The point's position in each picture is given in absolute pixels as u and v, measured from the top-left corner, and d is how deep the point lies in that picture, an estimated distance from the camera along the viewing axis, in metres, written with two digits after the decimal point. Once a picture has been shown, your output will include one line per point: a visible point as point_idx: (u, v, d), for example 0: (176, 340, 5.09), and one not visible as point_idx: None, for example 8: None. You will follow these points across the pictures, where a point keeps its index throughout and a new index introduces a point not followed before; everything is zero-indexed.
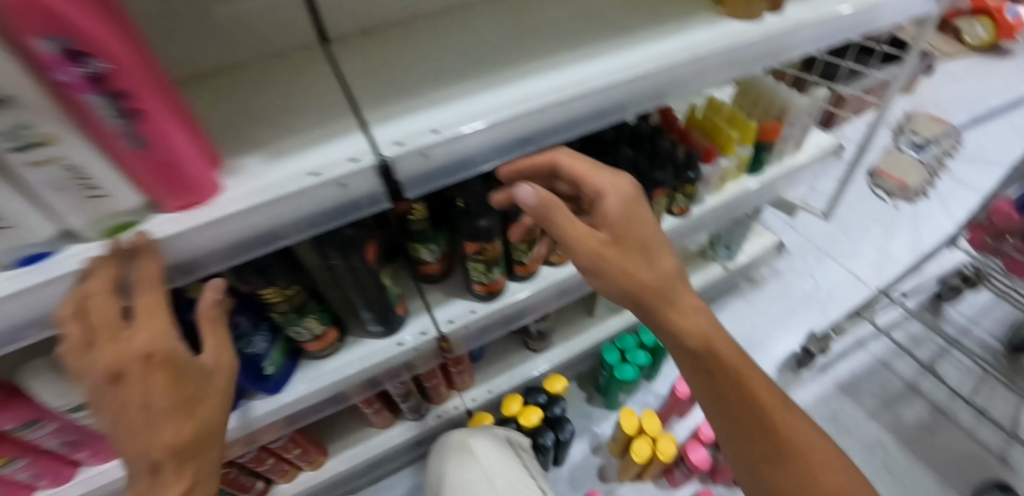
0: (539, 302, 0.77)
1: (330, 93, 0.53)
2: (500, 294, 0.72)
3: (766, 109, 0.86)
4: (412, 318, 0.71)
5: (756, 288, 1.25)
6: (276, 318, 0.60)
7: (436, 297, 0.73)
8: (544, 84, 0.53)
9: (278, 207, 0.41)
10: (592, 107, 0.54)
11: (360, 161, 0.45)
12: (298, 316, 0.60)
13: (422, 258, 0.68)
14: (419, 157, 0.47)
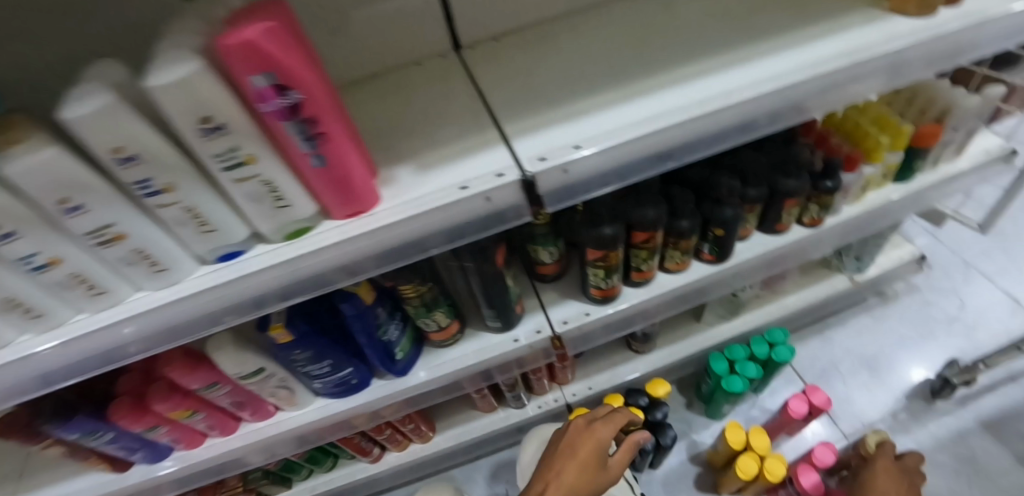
0: (650, 309, 0.77)
1: (465, 108, 0.55)
2: (615, 299, 0.72)
3: (919, 110, 0.76)
4: (526, 315, 0.73)
5: (887, 306, 1.14)
6: (409, 310, 0.64)
7: (550, 297, 0.75)
8: (689, 96, 0.52)
9: (431, 206, 0.46)
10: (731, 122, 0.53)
11: (507, 175, 0.47)
12: (430, 309, 0.64)
13: (541, 258, 0.70)
14: (561, 172, 0.47)
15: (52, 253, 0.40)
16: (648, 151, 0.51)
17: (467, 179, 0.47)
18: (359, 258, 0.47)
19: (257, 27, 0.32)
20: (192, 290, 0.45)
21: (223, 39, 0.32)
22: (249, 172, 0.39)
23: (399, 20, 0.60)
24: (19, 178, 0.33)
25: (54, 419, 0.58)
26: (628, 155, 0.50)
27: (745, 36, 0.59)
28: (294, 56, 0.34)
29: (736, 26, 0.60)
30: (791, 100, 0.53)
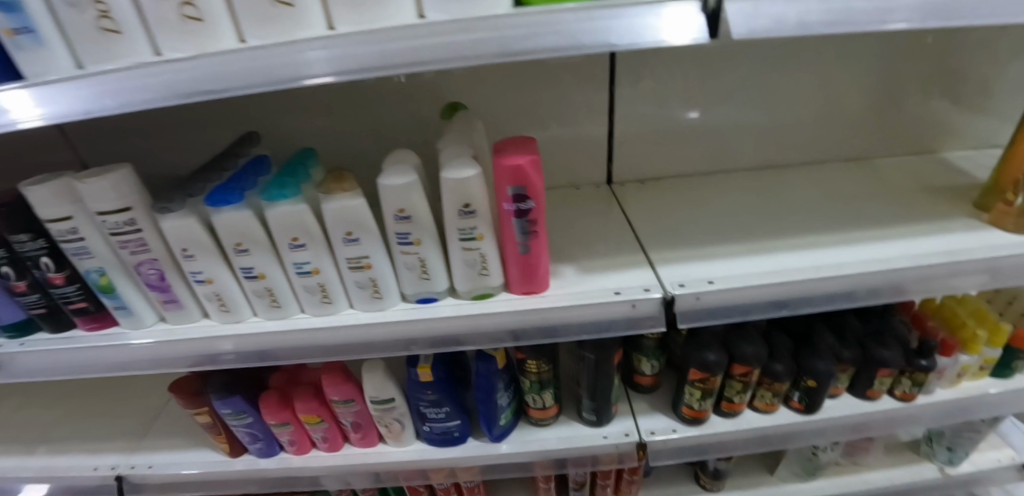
0: (733, 443, 0.80)
1: (618, 233, 0.71)
2: (703, 424, 0.77)
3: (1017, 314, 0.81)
4: (617, 417, 0.79)
5: None
6: (524, 384, 0.73)
7: (641, 406, 0.81)
8: (807, 261, 0.63)
9: (589, 301, 0.58)
10: (842, 289, 0.61)
11: (652, 291, 0.59)
12: (541, 388, 0.73)
13: (640, 370, 0.79)
14: (694, 298, 0.59)
15: (316, 264, 0.55)
16: (763, 299, 0.60)
17: (623, 287, 0.60)
18: (523, 328, 0.59)
19: (526, 159, 0.50)
20: (388, 319, 0.58)
21: (503, 161, 0.50)
22: (474, 244, 0.54)
23: (576, 153, 0.81)
24: (332, 211, 0.52)
25: (219, 391, 0.70)
26: (749, 296, 0.60)
27: (850, 219, 0.72)
28: (540, 177, 0.51)
29: (844, 214, 0.74)
30: (895, 283, 0.62)
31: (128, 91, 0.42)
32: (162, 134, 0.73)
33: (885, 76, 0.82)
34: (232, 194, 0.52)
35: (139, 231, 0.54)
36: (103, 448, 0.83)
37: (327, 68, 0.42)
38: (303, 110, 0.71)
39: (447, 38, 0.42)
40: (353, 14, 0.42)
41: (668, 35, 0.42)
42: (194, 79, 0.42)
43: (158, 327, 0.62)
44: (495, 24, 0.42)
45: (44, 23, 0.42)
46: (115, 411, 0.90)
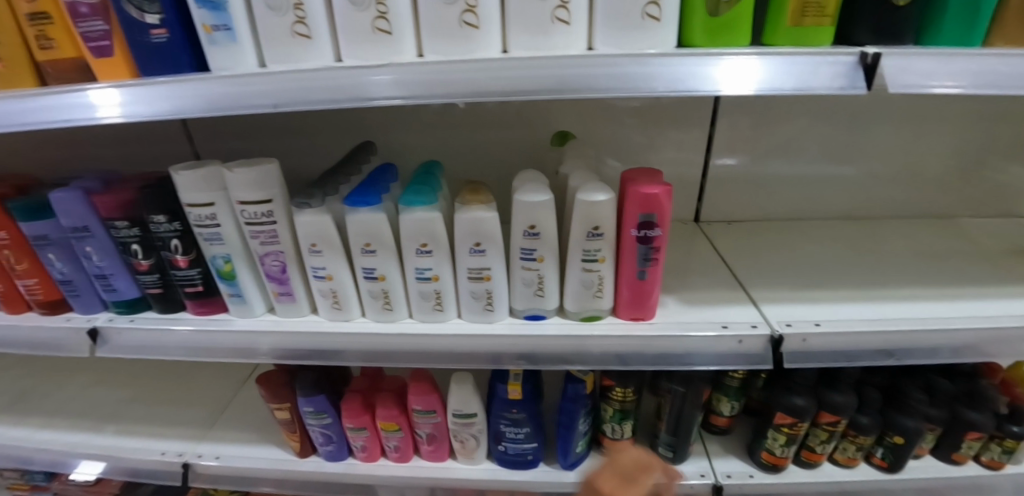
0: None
1: (711, 270, 0.72)
2: (781, 472, 0.75)
3: None
4: (691, 457, 0.78)
5: None
6: (604, 412, 0.73)
7: (714, 448, 0.80)
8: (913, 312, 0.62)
9: (698, 332, 0.58)
10: (952, 345, 0.60)
11: (759, 328, 0.59)
12: (622, 418, 0.72)
13: (719, 409, 0.78)
14: (801, 339, 0.58)
15: (436, 271, 0.56)
16: (868, 346, 0.60)
17: (730, 321, 0.60)
18: (629, 353, 0.59)
19: (661, 189, 0.51)
20: (495, 332, 0.58)
21: (638, 188, 0.52)
22: (594, 265, 0.56)
23: None
24: (464, 222, 0.53)
25: (305, 388, 0.70)
26: (854, 342, 0.59)
27: (942, 274, 0.72)
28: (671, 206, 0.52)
29: (935, 269, 0.74)
30: (1011, 343, 0.60)
31: (308, 91, 0.45)
32: (281, 136, 0.77)
33: (973, 141, 0.84)
34: (370, 195, 0.54)
35: (273, 222, 0.56)
36: (170, 434, 0.84)
37: (394, 92, 0.44)
38: (415, 127, 0.75)
39: (611, 68, 0.44)
40: (529, 38, 0.45)
41: (723, 86, 0.44)
42: (274, 92, 0.46)
43: (265, 318, 0.64)
44: (649, 62, 0.44)
45: (242, 22, 0.46)
46: (183, 399, 0.91)
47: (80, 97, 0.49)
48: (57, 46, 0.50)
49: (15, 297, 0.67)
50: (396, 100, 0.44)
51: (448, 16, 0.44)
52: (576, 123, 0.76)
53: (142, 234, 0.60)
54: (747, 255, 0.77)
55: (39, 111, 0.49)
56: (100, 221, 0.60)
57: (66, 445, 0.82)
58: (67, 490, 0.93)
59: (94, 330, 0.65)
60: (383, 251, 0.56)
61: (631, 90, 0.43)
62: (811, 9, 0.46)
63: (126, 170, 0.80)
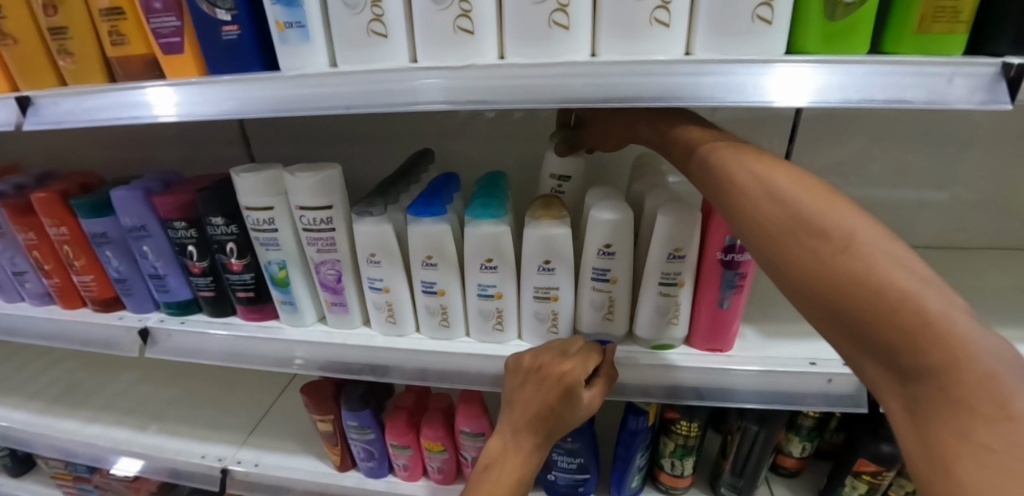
0: None
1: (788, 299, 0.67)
2: None
3: None
4: None
5: None
6: (664, 446, 0.67)
7: (781, 492, 0.73)
8: None
9: (783, 370, 0.53)
10: None
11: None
12: (684, 454, 0.66)
13: (788, 450, 0.72)
14: None
15: (499, 289, 0.53)
16: None
17: (819, 359, 0.54)
18: (703, 387, 0.54)
19: None
20: None
21: None
22: (673, 289, 0.51)
23: None
24: (533, 238, 0.50)
25: (352, 402, 0.68)
26: None
27: None
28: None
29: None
30: None
31: (377, 95, 0.43)
32: (340, 142, 0.75)
33: None
34: (434, 206, 0.51)
35: (332, 229, 0.54)
36: (211, 437, 0.83)
37: (438, 95, 0.42)
38: (472, 137, 0.72)
39: (708, 74, 0.39)
40: (620, 42, 0.41)
41: (779, 97, 0.38)
42: (327, 93, 0.44)
43: (316, 328, 0.61)
44: (753, 69, 0.39)
45: (314, 20, 0.44)
46: (225, 401, 0.91)
47: (137, 96, 0.47)
48: (128, 42, 0.48)
49: (72, 293, 0.67)
50: (440, 104, 0.42)
51: (538, 17, 0.40)
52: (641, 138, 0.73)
53: (198, 236, 0.59)
54: None
55: (102, 108, 0.48)
56: (158, 221, 0.59)
57: (112, 441, 0.82)
58: (108, 484, 0.93)
59: (145, 331, 0.63)
60: (443, 264, 0.53)
61: (736, 99, 0.39)
62: (944, 14, 0.39)
63: (187, 170, 0.80)
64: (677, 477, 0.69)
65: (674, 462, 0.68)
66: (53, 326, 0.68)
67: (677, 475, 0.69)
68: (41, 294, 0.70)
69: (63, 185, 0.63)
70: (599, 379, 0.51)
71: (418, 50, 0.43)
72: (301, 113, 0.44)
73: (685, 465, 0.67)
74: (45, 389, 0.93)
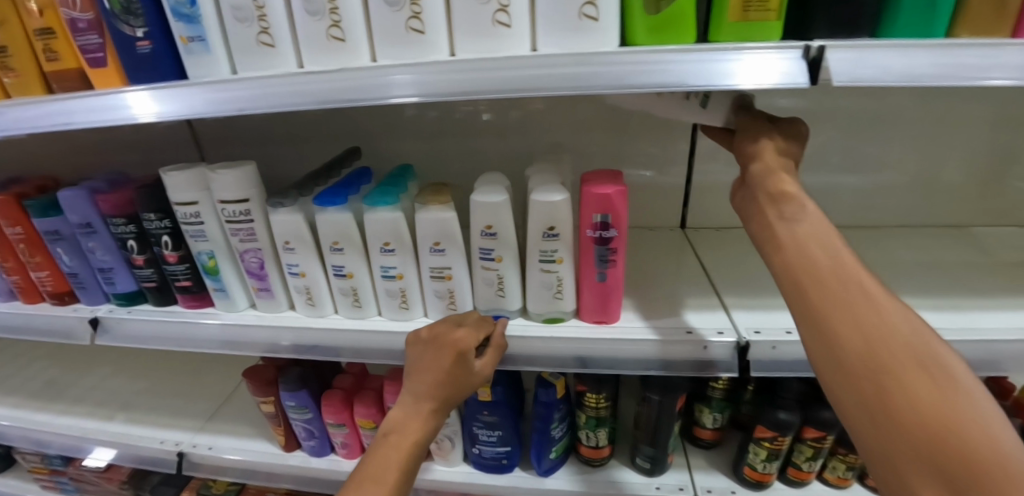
0: None
1: (689, 276, 0.72)
2: (767, 488, 0.72)
3: None
4: (672, 470, 0.75)
5: None
6: (579, 418, 0.72)
7: (698, 461, 0.77)
8: None
9: (660, 338, 0.57)
10: None
11: (726, 334, 0.58)
12: (597, 425, 0.71)
13: (702, 422, 0.76)
14: (770, 347, 0.57)
15: (401, 271, 0.58)
16: None
17: (697, 327, 0.59)
18: (590, 356, 0.59)
19: (616, 190, 0.51)
20: None
21: (592, 188, 0.52)
22: (555, 265, 0.56)
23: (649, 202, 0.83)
24: (425, 223, 0.55)
25: (289, 383, 0.73)
26: None
27: (933, 287, 0.70)
28: (624, 208, 0.52)
29: (924, 281, 0.72)
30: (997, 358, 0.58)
31: (268, 96, 0.48)
32: (282, 144, 0.82)
33: (976, 149, 0.82)
34: (338, 196, 0.56)
35: (251, 220, 0.60)
36: (172, 424, 0.88)
37: (411, 90, 0.45)
38: (406, 134, 0.80)
39: (547, 67, 0.44)
40: (474, 42, 0.46)
41: (742, 80, 0.43)
42: (264, 94, 0.48)
43: (247, 312, 0.67)
44: (585, 60, 0.44)
45: (213, 32, 0.50)
46: (189, 391, 0.97)
47: (118, 99, 0.52)
48: (61, 57, 0.55)
49: (31, 289, 0.74)
50: (413, 98, 0.45)
51: (397, 23, 0.46)
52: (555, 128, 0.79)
53: (138, 231, 0.65)
54: (728, 260, 0.76)
55: (54, 114, 0.53)
56: (102, 218, 0.65)
57: (80, 430, 0.88)
58: (82, 475, 0.99)
59: (96, 320, 0.70)
60: (350, 249, 0.58)
61: (575, 88, 0.44)
62: (753, 4, 0.44)
63: (143, 174, 0.87)
64: (595, 448, 0.74)
65: (589, 433, 0.72)
66: (16, 320, 0.75)
67: (594, 446, 0.73)
68: (6, 291, 0.76)
69: (20, 188, 0.69)
70: (491, 348, 0.56)
71: (304, 55, 0.49)
72: (202, 115, 0.49)
73: (599, 436, 0.72)
74: (23, 385, 1.00)
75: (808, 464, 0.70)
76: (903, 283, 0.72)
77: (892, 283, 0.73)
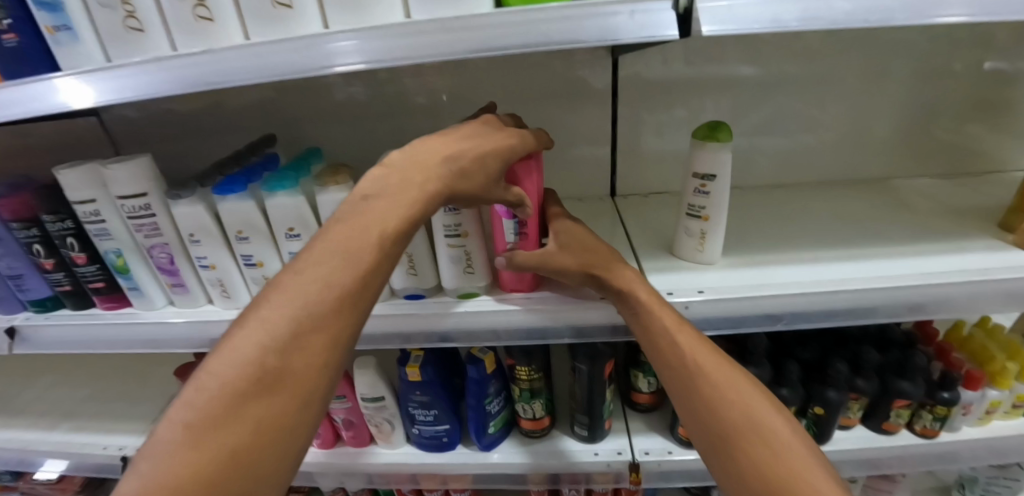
0: None
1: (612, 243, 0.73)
2: None
3: None
4: (611, 435, 0.77)
5: None
6: (513, 391, 0.72)
7: (637, 426, 0.78)
8: (804, 276, 0.62)
9: (573, 306, 0.58)
10: (845, 304, 0.59)
11: None
12: (531, 396, 0.71)
13: (638, 387, 0.77)
14: (681, 308, 0.58)
15: None
16: (746, 313, 0.59)
17: None
18: (507, 329, 0.59)
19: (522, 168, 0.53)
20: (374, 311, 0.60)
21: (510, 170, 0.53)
22: (462, 240, 0.56)
23: (573, 165, 0.87)
24: (326, 205, 0.54)
25: None
26: (736, 309, 0.58)
27: (851, 237, 0.71)
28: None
29: (844, 232, 0.73)
30: (906, 301, 0.60)
31: (157, 82, 0.46)
32: (206, 135, 0.82)
33: (897, 100, 0.83)
34: (236, 183, 0.55)
35: (153, 215, 0.58)
36: (115, 429, 0.87)
37: (355, 57, 0.44)
38: (330, 118, 0.81)
39: (419, 35, 0.44)
40: (343, 13, 0.45)
41: (657, 31, 0.43)
42: (160, 79, 0.46)
43: (166, 310, 0.66)
44: (453, 26, 0.43)
45: (80, 21, 0.48)
46: (136, 394, 0.96)
47: (43, 85, 0.48)
48: None
49: None
50: (359, 65, 0.43)
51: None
52: (477, 103, 0.80)
53: (41, 234, 0.63)
54: (655, 225, 0.78)
55: None
56: (3, 224, 0.63)
57: (20, 443, 0.86)
58: (33, 489, 0.98)
59: (11, 329, 0.68)
60: (257, 238, 0.58)
61: (444, 54, 0.43)
62: None
63: None
64: (532, 419, 0.74)
65: (524, 405, 0.72)
66: None
67: (531, 418, 0.74)
68: None
69: None
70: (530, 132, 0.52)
71: (176, 39, 0.48)
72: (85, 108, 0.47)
73: (534, 407, 0.72)
74: None
75: None
76: (824, 233, 0.74)
77: (815, 235, 0.74)
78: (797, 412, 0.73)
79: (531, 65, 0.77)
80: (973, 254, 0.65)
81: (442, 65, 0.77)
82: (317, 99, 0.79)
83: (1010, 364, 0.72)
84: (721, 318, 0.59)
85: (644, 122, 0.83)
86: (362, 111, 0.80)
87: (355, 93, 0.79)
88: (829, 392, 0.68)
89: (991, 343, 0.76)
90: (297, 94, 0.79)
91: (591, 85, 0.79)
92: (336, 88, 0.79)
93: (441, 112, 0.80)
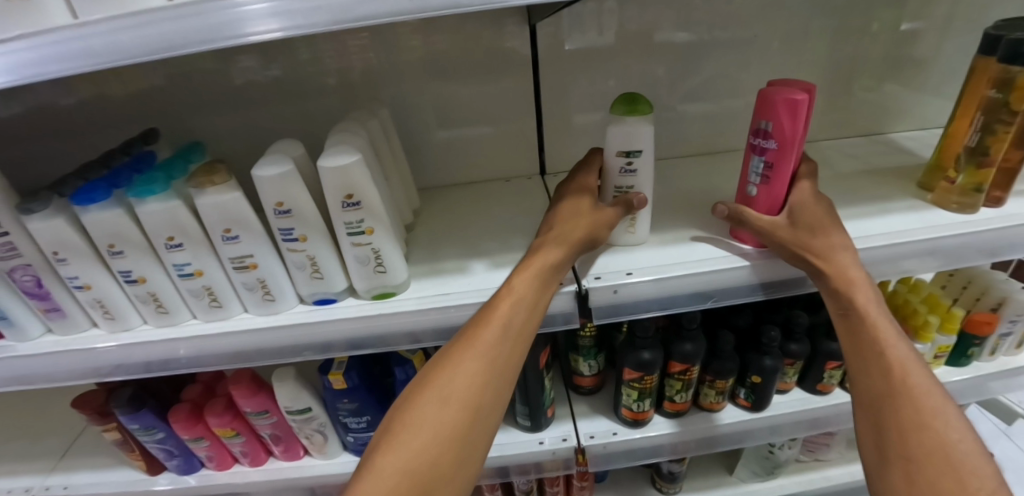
0: (682, 446, 0.74)
1: None
2: (645, 424, 0.73)
3: (972, 297, 0.78)
4: (557, 422, 0.75)
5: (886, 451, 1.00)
6: None
7: (582, 409, 0.77)
8: (731, 247, 0.61)
9: None
10: (770, 274, 0.58)
11: (563, 285, 0.56)
12: None
13: (580, 370, 0.76)
14: (611, 291, 0.55)
15: (198, 266, 0.52)
16: (676, 292, 0.57)
17: None
18: (427, 328, 0.55)
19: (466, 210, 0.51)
20: (279, 321, 0.54)
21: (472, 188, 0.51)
22: (367, 237, 0.51)
23: (502, 146, 0.83)
24: (207, 210, 0.48)
25: (124, 406, 0.66)
26: (665, 289, 0.56)
27: None
28: (794, 123, 0.49)
29: None
30: None
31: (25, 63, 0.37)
32: (85, 134, 0.73)
33: (822, 61, 0.82)
34: (97, 191, 0.48)
35: (6, 234, 0.50)
36: (18, 470, 0.79)
37: (272, 22, 0.35)
38: (227, 107, 0.73)
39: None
40: None
41: None
42: (43, 57, 0.37)
43: (45, 338, 0.59)
44: None
45: None
46: (43, 427, 0.87)
47: None
48: None
49: None
50: (275, 33, 0.35)
51: None
52: (393, 84, 0.74)
53: None
54: None
55: None
56: None
57: None
58: None
59: None
60: (135, 250, 0.51)
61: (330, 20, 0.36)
62: None
63: None
64: None
65: None
66: None
67: None
68: None
69: None
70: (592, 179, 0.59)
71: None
72: None
73: None
74: None
75: (679, 396, 0.71)
76: None
77: None
78: (736, 382, 0.74)
79: (451, 40, 0.71)
80: (894, 213, 0.66)
81: (353, 44, 0.70)
82: (214, 86, 0.71)
83: (931, 316, 0.74)
84: (651, 299, 0.57)
85: (574, 95, 0.79)
86: (261, 98, 0.73)
87: (251, 79, 0.71)
88: (765, 361, 0.69)
89: (913, 297, 0.77)
90: (184, 81, 0.70)
91: (518, 60, 0.75)
92: (234, 73, 0.71)
93: (351, 95, 0.74)
